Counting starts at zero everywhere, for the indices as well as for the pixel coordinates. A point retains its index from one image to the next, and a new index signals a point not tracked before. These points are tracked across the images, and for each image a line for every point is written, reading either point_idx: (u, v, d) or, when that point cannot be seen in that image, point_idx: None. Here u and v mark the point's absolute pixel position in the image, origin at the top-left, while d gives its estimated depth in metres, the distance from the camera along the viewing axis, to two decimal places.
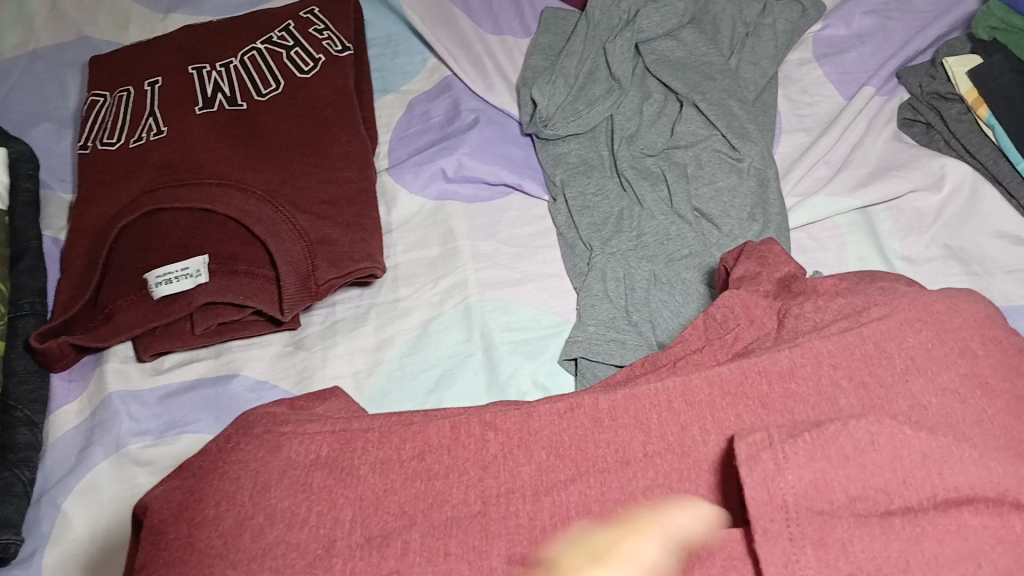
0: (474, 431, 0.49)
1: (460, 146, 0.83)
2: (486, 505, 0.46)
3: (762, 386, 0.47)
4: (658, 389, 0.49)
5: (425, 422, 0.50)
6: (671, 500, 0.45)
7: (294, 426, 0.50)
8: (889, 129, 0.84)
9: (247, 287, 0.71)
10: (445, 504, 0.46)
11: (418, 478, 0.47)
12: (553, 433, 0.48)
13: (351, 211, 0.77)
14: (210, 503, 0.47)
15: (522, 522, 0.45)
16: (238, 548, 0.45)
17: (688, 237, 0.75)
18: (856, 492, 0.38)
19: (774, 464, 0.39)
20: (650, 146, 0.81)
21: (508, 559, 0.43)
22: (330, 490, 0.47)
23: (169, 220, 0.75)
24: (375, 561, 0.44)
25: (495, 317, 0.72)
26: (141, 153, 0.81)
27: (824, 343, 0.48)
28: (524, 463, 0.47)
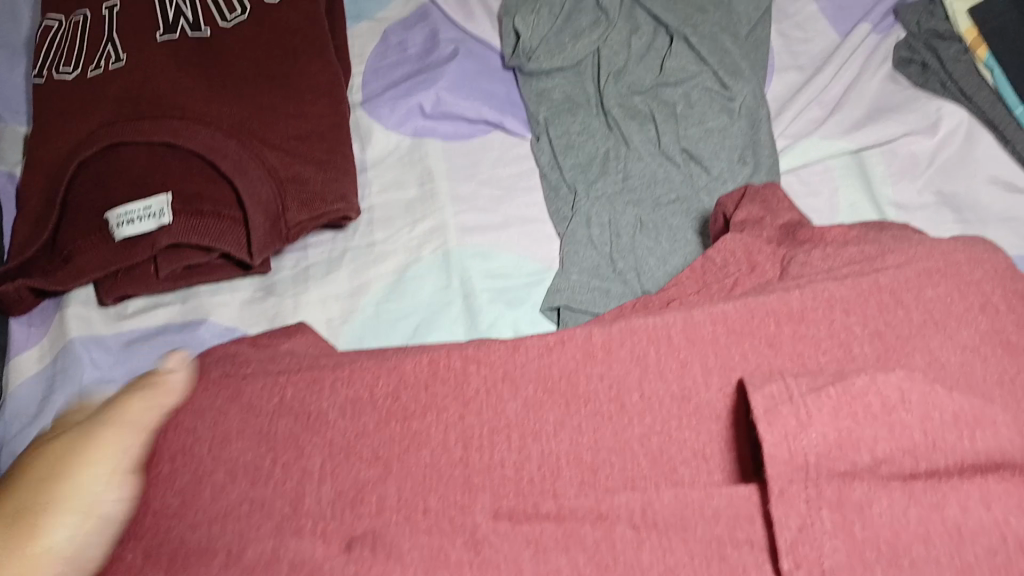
0: (455, 365, 0.49)
1: (439, 79, 0.78)
2: (468, 449, 0.46)
3: (754, 328, 0.48)
4: (656, 324, 0.49)
5: (400, 358, 0.49)
6: (669, 448, 0.46)
7: (255, 369, 0.50)
8: (884, 69, 0.81)
9: (214, 228, 0.68)
10: (423, 445, 0.46)
11: (393, 419, 0.47)
12: (543, 366, 0.48)
13: (323, 148, 0.73)
14: (164, 458, 0.47)
15: (510, 474, 0.45)
16: (197, 509, 0.45)
17: (676, 181, 0.72)
18: (884, 452, 0.39)
19: (795, 422, 0.40)
20: (637, 83, 0.78)
21: (494, 514, 0.44)
22: (296, 437, 0.47)
23: (130, 154, 0.70)
24: (348, 521, 0.44)
25: (476, 263, 0.70)
26: (99, 83, 0.76)
27: (838, 287, 0.49)
28: (511, 399, 0.47)
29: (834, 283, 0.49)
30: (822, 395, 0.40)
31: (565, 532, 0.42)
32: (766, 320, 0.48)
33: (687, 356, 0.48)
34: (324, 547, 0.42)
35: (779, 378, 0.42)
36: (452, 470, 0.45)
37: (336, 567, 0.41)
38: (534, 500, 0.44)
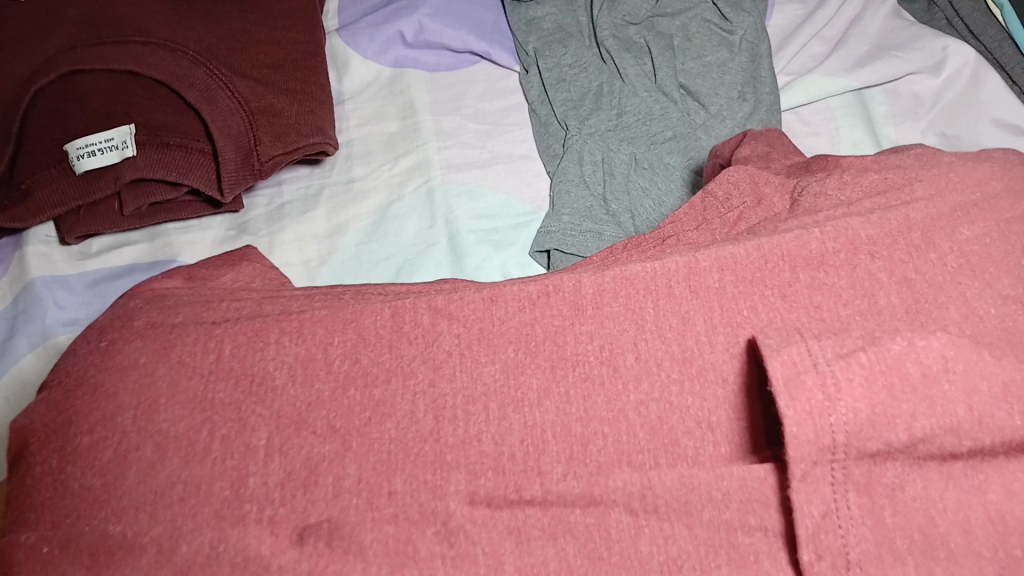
0: (422, 321, 0.44)
1: (422, 6, 0.74)
2: (439, 420, 0.41)
3: (762, 273, 0.44)
4: (653, 270, 0.45)
5: (358, 309, 0.44)
6: (671, 417, 0.41)
7: (185, 317, 0.45)
8: (889, 3, 0.77)
9: (181, 163, 0.64)
10: (387, 419, 0.41)
11: (352, 384, 0.42)
12: (522, 324, 0.44)
13: (298, 78, 0.69)
14: (81, 429, 0.42)
15: (485, 450, 0.40)
16: (119, 492, 0.40)
17: (672, 118, 0.68)
18: (922, 432, 0.36)
19: (823, 394, 0.36)
20: (633, 13, 0.73)
21: (469, 499, 0.39)
22: (237, 405, 0.42)
23: (89, 83, 0.65)
24: (300, 507, 0.39)
25: (461, 201, 0.66)
26: (54, 5, 0.70)
27: (863, 225, 0.45)
28: (487, 363, 0.43)
29: (852, 225, 0.45)
30: (852, 363, 0.36)
31: (550, 518, 0.39)
32: (776, 270, 0.44)
33: (690, 311, 0.43)
34: (272, 540, 0.39)
35: (800, 339, 0.37)
36: (420, 447, 0.41)
37: (284, 563, 0.38)
38: (516, 482, 0.40)
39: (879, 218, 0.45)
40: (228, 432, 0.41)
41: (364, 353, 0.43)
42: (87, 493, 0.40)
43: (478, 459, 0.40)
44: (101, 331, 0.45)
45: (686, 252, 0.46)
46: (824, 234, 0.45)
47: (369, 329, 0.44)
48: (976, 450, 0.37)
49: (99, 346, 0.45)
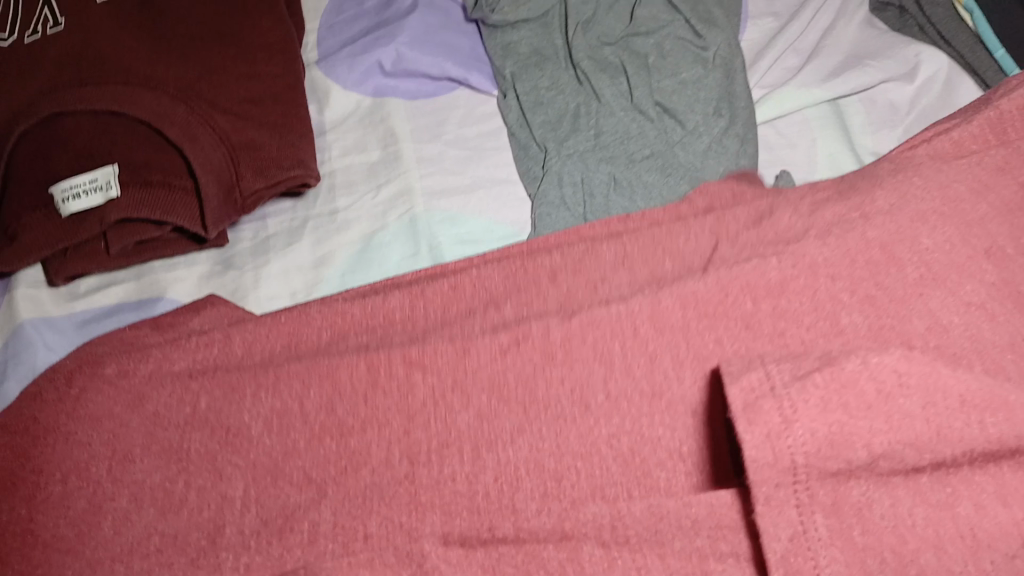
0: (398, 373, 0.49)
1: (399, 34, 0.74)
2: (413, 464, 0.47)
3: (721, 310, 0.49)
4: (621, 314, 0.50)
5: (334, 363, 0.50)
6: (642, 449, 0.46)
7: (155, 367, 0.51)
8: (861, 12, 0.78)
9: (164, 201, 0.64)
10: (363, 467, 0.47)
11: (328, 436, 0.48)
12: (495, 373, 0.49)
13: (278, 111, 0.70)
14: (57, 480, 0.48)
15: (461, 490, 0.46)
16: (94, 543, 0.46)
17: (650, 136, 0.69)
18: (879, 449, 0.40)
19: (780, 417, 0.40)
20: (608, 35, 0.75)
21: (443, 537, 0.44)
22: (212, 456, 0.48)
23: (73, 124, 0.66)
24: (275, 557, 0.44)
25: (444, 228, 0.67)
26: (35, 48, 0.70)
27: (820, 252, 0.50)
28: (461, 410, 0.48)
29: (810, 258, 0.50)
30: (808, 385, 0.40)
31: (524, 554, 0.43)
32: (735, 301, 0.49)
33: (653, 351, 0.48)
34: None
35: (760, 365, 0.42)
36: (396, 489, 0.46)
37: None
38: (490, 521, 0.44)
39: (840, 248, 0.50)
40: (234, 482, 0.47)
41: (351, 401, 0.49)
42: (106, 535, 0.46)
43: (452, 500, 0.45)
44: (110, 384, 0.50)
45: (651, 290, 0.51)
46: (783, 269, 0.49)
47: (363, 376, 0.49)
48: (943, 464, 0.41)
49: (114, 395, 0.50)
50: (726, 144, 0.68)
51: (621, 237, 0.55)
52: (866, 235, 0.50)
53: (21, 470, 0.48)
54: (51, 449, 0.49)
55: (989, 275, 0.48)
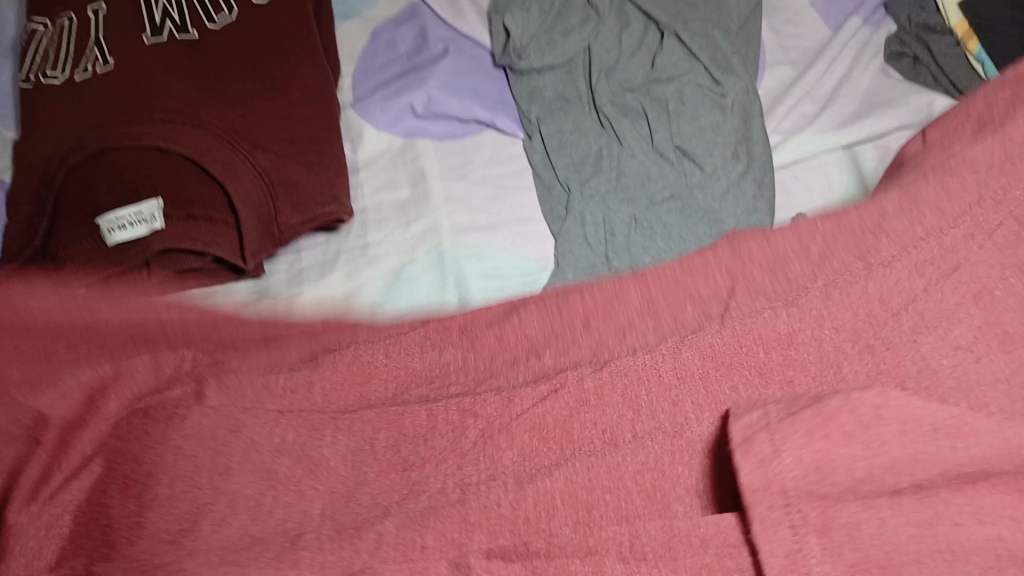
0: (453, 419, 0.49)
1: (430, 79, 0.78)
2: (474, 490, 0.46)
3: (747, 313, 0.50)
4: (644, 364, 0.50)
5: (400, 410, 0.50)
6: (663, 484, 0.45)
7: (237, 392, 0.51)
8: (875, 62, 0.81)
9: (207, 233, 0.68)
10: (422, 493, 0.46)
11: (394, 469, 0.48)
12: (536, 416, 0.48)
13: (314, 150, 0.74)
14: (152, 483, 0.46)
15: (505, 513, 0.44)
16: (193, 539, 0.45)
17: (669, 178, 0.72)
18: (862, 473, 0.40)
19: (771, 447, 0.40)
20: (629, 81, 0.78)
21: (487, 553, 0.43)
22: (296, 480, 0.47)
23: (120, 160, 0.69)
24: (348, 555, 0.43)
25: (471, 263, 0.70)
26: (87, 88, 0.75)
27: (824, 301, 0.50)
28: (507, 448, 0.48)
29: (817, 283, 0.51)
30: (797, 419, 0.41)
31: (555, 568, 0.42)
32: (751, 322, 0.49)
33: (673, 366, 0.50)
34: None
35: (761, 404, 0.43)
36: (461, 509, 0.44)
37: None
38: (523, 539, 0.44)
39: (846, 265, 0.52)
40: (313, 502, 0.46)
41: (416, 441, 0.49)
42: (203, 536, 0.45)
43: (499, 521, 0.44)
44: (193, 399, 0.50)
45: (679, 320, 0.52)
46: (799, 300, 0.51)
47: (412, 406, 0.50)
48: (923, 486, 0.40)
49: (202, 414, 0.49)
50: (743, 187, 0.71)
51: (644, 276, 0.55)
52: (868, 285, 0.50)
53: (133, 470, 0.47)
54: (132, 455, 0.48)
55: (975, 317, 0.47)
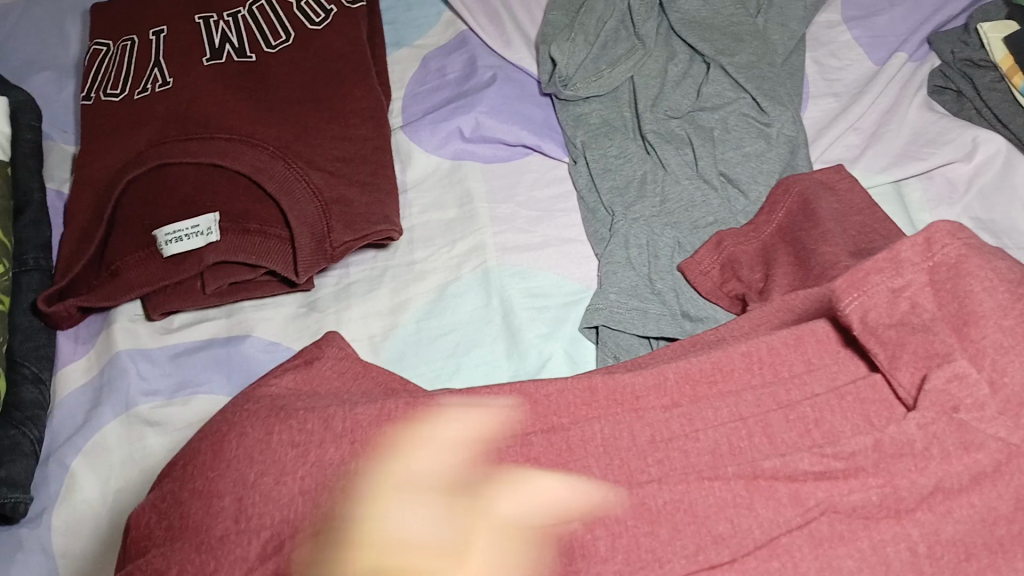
0: (493, 473, 0.46)
1: (478, 104, 0.80)
2: (587, 526, 0.43)
3: (716, 385, 0.48)
4: (731, 493, 0.43)
5: (423, 433, 0.47)
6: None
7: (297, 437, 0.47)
8: (920, 96, 0.82)
9: (261, 247, 0.70)
10: (494, 544, 0.42)
11: (455, 565, 0.42)
12: (660, 534, 0.42)
13: (366, 170, 0.75)
14: (231, 479, 0.46)
15: (634, 536, 0.42)
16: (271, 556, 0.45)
17: (714, 204, 0.73)
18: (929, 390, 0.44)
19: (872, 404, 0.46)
20: (674, 108, 0.79)
21: (661, 541, 0.42)
22: None
23: (177, 174, 0.73)
24: None
25: (515, 282, 0.71)
26: (147, 105, 0.79)
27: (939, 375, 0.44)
28: (614, 557, 0.42)
29: (853, 494, 0.43)
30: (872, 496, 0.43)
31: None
32: (766, 454, 0.45)
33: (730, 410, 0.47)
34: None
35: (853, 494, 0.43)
36: (588, 462, 0.45)
37: (479, 558, 0.42)
38: (673, 522, 0.43)
39: (867, 429, 0.46)
40: None
41: (460, 493, 0.45)
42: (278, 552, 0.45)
43: (640, 553, 0.42)
44: (296, 475, 0.45)
45: (649, 376, 0.49)
46: (839, 455, 0.44)
47: (577, 438, 0.46)
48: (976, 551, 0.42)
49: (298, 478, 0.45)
50: (753, 192, 0.73)
51: (745, 394, 0.48)
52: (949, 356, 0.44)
53: (266, 510, 0.44)
54: (208, 466, 0.47)
55: None
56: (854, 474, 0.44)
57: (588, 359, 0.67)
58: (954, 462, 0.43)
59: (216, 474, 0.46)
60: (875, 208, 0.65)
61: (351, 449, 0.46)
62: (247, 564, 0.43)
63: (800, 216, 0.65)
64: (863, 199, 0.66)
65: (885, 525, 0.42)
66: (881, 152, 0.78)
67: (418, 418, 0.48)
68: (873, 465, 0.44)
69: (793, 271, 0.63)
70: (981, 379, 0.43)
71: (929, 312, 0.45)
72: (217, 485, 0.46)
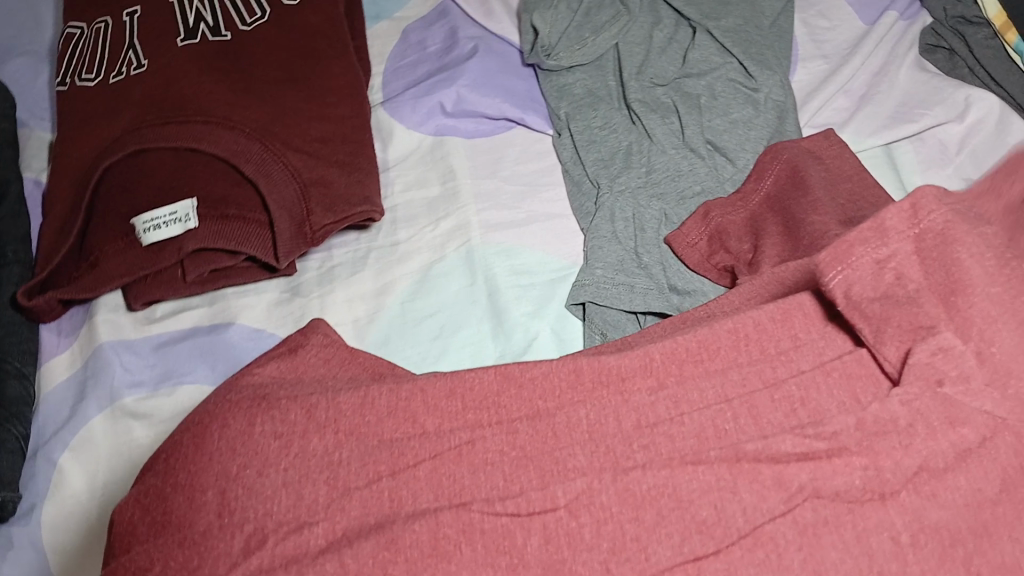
0: (476, 459, 0.45)
1: (459, 77, 0.78)
2: (572, 513, 0.42)
3: (702, 364, 0.48)
4: (714, 478, 0.43)
5: (405, 420, 0.46)
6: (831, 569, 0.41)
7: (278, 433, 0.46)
8: (911, 56, 0.80)
9: (240, 232, 0.68)
10: (479, 533, 0.42)
11: (438, 553, 0.41)
12: (645, 523, 0.42)
13: (346, 150, 0.73)
14: (213, 475, 0.45)
15: (619, 522, 0.42)
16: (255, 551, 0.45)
17: (701, 172, 0.71)
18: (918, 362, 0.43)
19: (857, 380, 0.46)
20: (660, 76, 0.77)
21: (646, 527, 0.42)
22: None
23: (154, 160, 0.71)
24: (426, 534, 0.42)
25: (500, 260, 0.69)
26: (122, 89, 0.77)
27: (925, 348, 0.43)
28: (598, 542, 0.42)
29: (837, 479, 0.42)
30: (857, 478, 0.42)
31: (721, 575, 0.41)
32: (748, 438, 0.44)
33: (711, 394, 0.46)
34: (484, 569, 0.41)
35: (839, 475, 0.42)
36: (573, 450, 0.45)
37: (464, 547, 0.41)
38: (659, 509, 0.42)
39: (853, 406, 0.45)
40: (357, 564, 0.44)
41: (443, 482, 0.44)
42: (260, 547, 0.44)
43: (624, 539, 0.42)
44: (278, 469, 0.45)
45: (633, 358, 0.48)
46: (822, 436, 0.44)
47: (561, 424, 0.46)
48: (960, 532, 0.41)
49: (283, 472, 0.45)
50: (741, 160, 0.71)
51: (730, 371, 0.47)
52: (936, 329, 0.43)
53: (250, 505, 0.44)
54: (189, 462, 0.46)
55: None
56: (840, 454, 0.43)
57: (576, 337, 0.66)
58: (940, 438, 0.43)
59: (198, 469, 0.46)
60: (864, 174, 0.64)
61: (336, 439, 0.46)
62: (230, 559, 0.43)
63: (789, 187, 0.64)
64: (853, 164, 0.65)
65: (871, 510, 0.42)
66: (872, 114, 0.76)
67: (399, 404, 0.47)
68: (856, 444, 0.43)
69: (782, 239, 0.61)
70: (968, 351, 0.42)
71: (916, 284, 0.44)
72: (200, 479, 0.45)
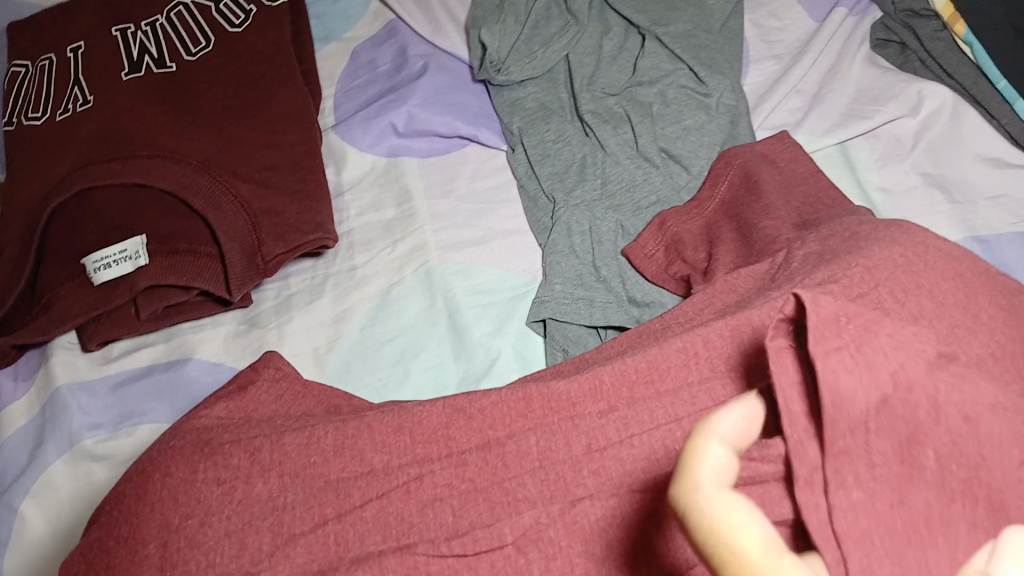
0: (424, 495, 0.44)
1: (410, 97, 0.77)
2: (519, 548, 0.42)
3: (656, 384, 0.46)
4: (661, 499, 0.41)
5: (352, 460, 0.46)
6: None
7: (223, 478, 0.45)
8: (861, 53, 0.80)
9: (191, 266, 0.67)
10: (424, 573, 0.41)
11: None
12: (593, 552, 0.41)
13: (296, 177, 0.72)
14: (156, 524, 0.44)
15: (566, 555, 0.41)
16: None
17: (656, 181, 0.71)
18: None
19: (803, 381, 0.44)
20: (611, 85, 0.77)
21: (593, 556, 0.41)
22: None
23: (102, 198, 0.70)
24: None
25: (459, 280, 0.69)
26: (68, 125, 0.76)
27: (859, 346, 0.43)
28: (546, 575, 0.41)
29: None
30: None
31: None
32: None
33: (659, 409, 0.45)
34: None
35: None
36: (520, 480, 0.44)
37: None
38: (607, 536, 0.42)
39: None
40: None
41: (390, 522, 0.43)
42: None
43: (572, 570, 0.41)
44: (223, 517, 0.44)
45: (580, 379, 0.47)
46: None
47: (509, 453, 0.45)
48: None
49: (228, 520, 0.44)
50: (695, 166, 0.71)
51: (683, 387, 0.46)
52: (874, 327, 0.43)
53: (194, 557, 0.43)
54: (131, 512, 0.45)
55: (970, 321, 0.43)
56: None
57: (538, 355, 0.65)
58: None
59: (138, 523, 0.45)
60: (819, 176, 0.64)
61: (280, 481, 0.45)
62: None
63: (743, 190, 0.64)
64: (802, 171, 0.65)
65: None
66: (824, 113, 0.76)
67: (346, 442, 0.46)
68: None
69: (737, 248, 0.61)
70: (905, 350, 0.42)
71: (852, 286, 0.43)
72: (142, 530, 0.44)
